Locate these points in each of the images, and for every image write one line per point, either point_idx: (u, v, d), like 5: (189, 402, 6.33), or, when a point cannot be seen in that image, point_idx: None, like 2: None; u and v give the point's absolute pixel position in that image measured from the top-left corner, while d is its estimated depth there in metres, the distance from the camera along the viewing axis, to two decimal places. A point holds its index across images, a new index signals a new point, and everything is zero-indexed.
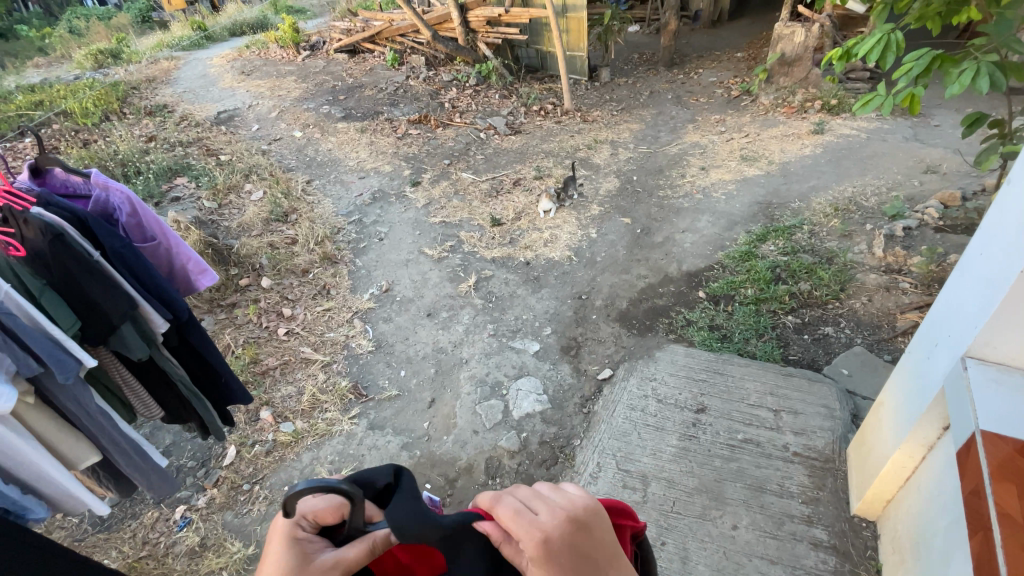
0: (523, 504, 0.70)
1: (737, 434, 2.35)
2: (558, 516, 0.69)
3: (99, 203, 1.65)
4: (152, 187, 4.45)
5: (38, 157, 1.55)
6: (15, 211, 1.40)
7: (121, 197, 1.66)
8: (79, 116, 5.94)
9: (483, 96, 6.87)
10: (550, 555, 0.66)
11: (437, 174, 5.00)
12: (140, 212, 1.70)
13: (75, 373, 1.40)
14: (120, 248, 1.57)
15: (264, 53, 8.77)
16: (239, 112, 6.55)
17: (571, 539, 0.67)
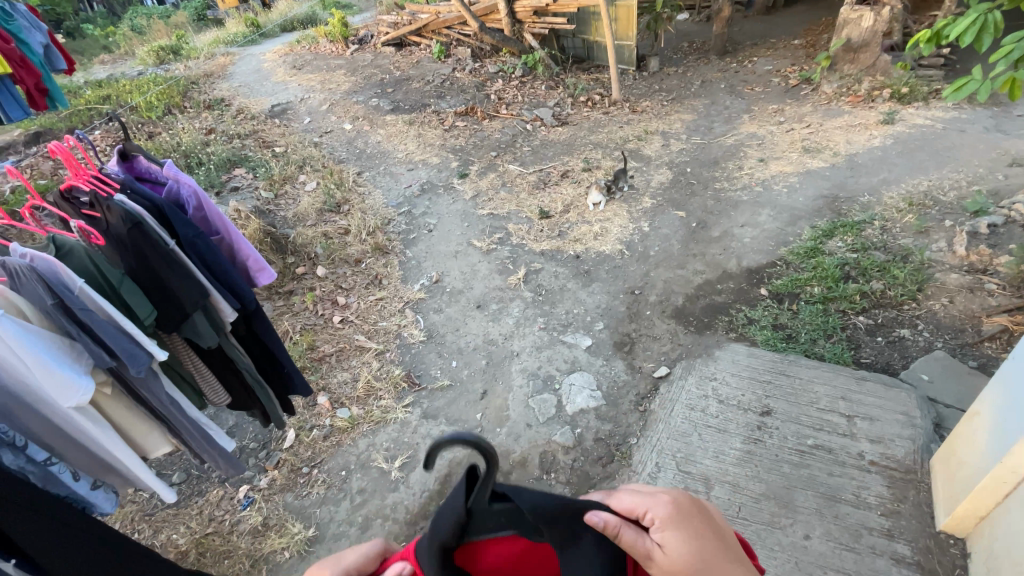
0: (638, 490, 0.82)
1: (804, 440, 2.23)
2: (673, 493, 0.83)
3: (171, 194, 1.55)
4: (213, 177, 4.61)
5: (124, 144, 1.50)
6: (99, 197, 1.37)
7: (191, 189, 1.54)
8: (144, 110, 6.22)
9: (529, 87, 6.80)
10: (675, 521, 0.77)
11: (484, 166, 4.98)
12: (207, 204, 1.57)
13: (147, 367, 1.33)
14: (193, 238, 1.50)
15: (315, 48, 8.97)
16: (291, 105, 6.72)
17: (687, 508, 0.80)
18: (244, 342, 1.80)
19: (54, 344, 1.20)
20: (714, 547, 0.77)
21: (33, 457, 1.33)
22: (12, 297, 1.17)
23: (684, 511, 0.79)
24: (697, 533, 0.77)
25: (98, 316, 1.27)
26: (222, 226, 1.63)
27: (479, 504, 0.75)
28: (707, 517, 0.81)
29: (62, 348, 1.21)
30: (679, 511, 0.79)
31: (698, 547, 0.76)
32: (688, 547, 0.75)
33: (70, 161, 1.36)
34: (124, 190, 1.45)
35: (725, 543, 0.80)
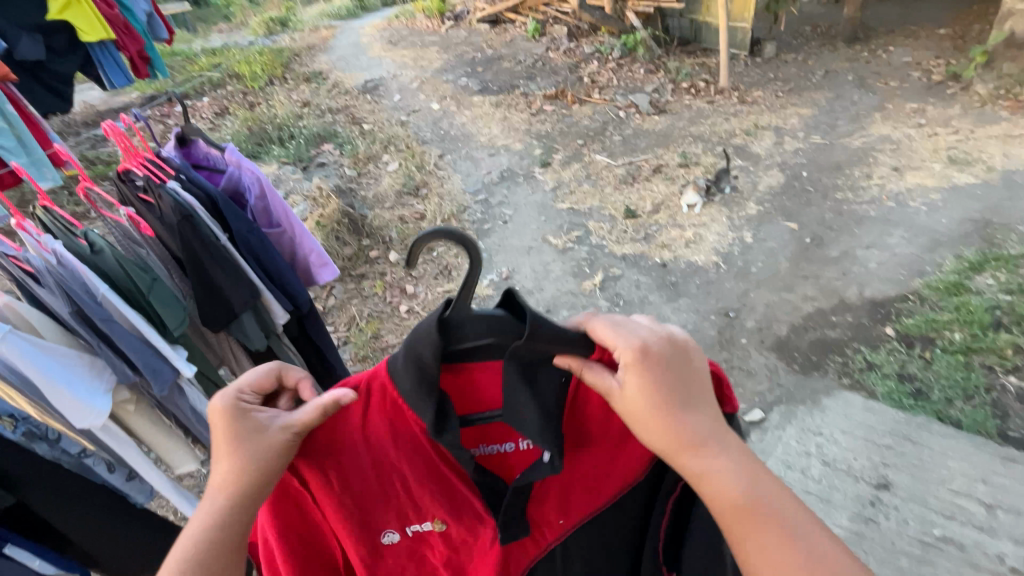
0: (617, 325, 0.81)
1: (933, 531, 1.82)
2: (657, 337, 0.81)
3: (232, 181, 1.43)
4: (302, 151, 4.69)
5: (185, 125, 1.41)
6: (152, 183, 1.28)
7: (252, 176, 1.40)
8: (248, 80, 6.48)
9: (626, 71, 6.34)
10: (640, 364, 0.78)
11: (569, 155, 4.69)
12: (268, 194, 1.43)
13: (171, 384, 1.28)
14: (245, 234, 1.38)
15: (411, 23, 8.98)
16: (383, 81, 6.75)
17: (666, 350, 0.80)
18: (296, 342, 1.71)
19: (68, 365, 1.14)
20: (684, 385, 0.79)
21: (68, 448, 1.36)
22: (20, 309, 1.11)
23: (656, 353, 0.79)
24: (668, 374, 0.79)
25: (121, 327, 1.20)
26: (284, 218, 1.48)
27: (457, 315, 0.82)
28: (686, 360, 0.80)
29: (77, 366, 1.14)
30: (652, 354, 0.79)
31: (658, 390, 0.78)
32: (648, 389, 0.78)
33: (123, 143, 1.30)
34: (179, 177, 1.35)
35: (698, 387, 0.81)
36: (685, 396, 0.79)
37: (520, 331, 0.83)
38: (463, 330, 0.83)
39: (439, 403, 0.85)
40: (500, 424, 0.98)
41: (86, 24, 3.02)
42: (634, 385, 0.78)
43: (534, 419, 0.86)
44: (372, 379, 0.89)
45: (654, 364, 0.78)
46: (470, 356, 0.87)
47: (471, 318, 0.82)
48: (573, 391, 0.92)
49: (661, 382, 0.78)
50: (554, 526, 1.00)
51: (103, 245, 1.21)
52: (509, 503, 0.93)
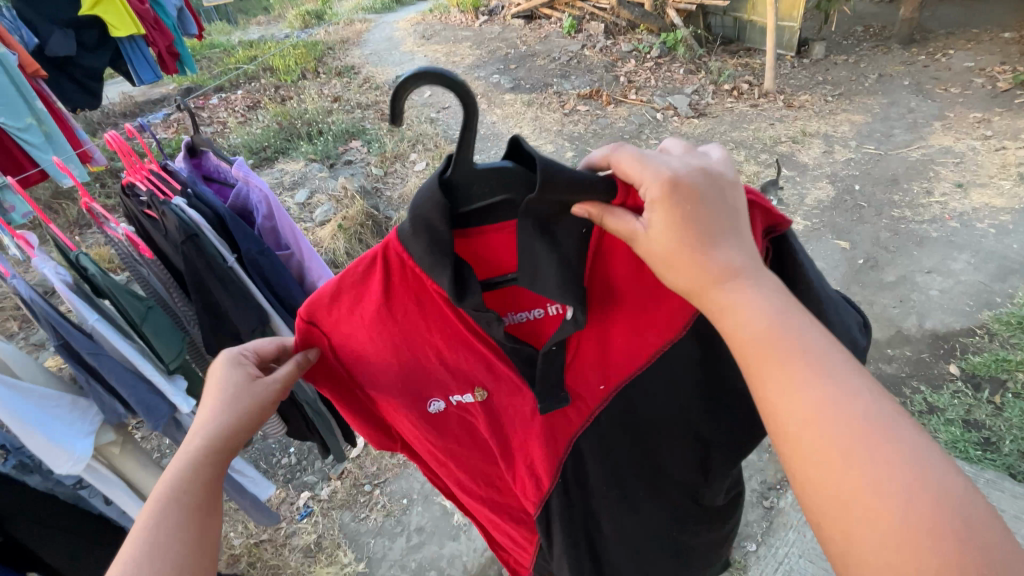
0: (642, 154, 0.69)
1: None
2: (691, 168, 0.69)
3: (239, 198, 1.32)
4: (330, 148, 4.62)
5: (195, 139, 1.32)
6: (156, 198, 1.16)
7: (260, 194, 1.29)
8: (282, 74, 6.47)
9: (665, 71, 6.09)
10: (670, 198, 0.66)
11: None
12: (276, 214, 1.32)
13: (164, 420, 1.27)
14: (256, 254, 1.25)
15: (445, 18, 8.87)
16: (414, 77, 6.65)
17: (701, 182, 0.68)
18: None
19: (45, 405, 1.14)
20: (720, 222, 0.68)
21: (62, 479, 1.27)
22: None
23: (688, 185, 0.67)
24: (698, 213, 0.67)
25: (110, 359, 1.17)
26: (294, 240, 1.37)
27: (462, 173, 0.73)
28: (723, 191, 0.68)
29: (58, 411, 1.16)
30: (682, 187, 0.67)
31: (687, 229, 0.67)
32: (677, 224, 0.66)
33: (127, 156, 1.21)
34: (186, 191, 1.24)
35: (737, 221, 0.69)
36: (717, 229, 0.68)
37: (532, 181, 0.74)
38: (469, 190, 0.74)
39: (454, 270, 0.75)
40: (523, 291, 0.89)
41: (116, 19, 3.00)
42: (657, 226, 0.68)
43: (552, 274, 0.77)
44: (386, 250, 0.80)
45: (684, 198, 0.67)
46: (469, 224, 0.78)
47: (472, 173, 0.72)
48: (595, 245, 0.82)
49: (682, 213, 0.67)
50: (594, 393, 0.92)
51: (98, 270, 1.18)
52: (545, 367, 0.84)
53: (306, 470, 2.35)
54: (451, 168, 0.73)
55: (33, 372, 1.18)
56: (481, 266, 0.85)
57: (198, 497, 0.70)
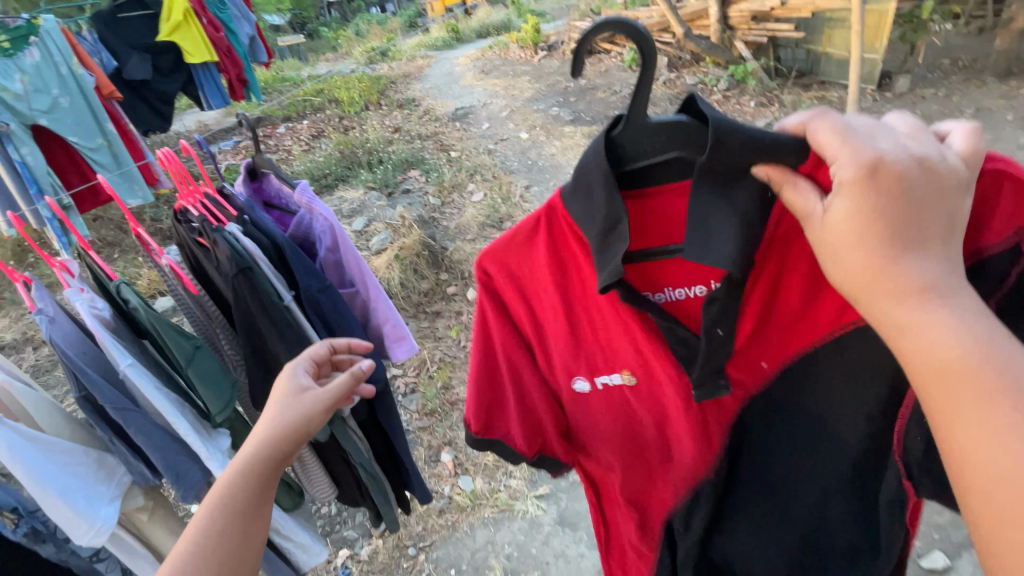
0: (853, 129, 0.60)
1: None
2: (907, 158, 0.56)
3: (299, 227, 1.14)
4: (389, 176, 4.58)
5: (255, 160, 1.15)
6: (208, 226, 0.98)
7: (324, 223, 1.11)
8: (346, 105, 6.63)
9: (733, 103, 5.81)
10: (862, 185, 0.56)
11: None
12: (341, 247, 1.13)
13: (196, 489, 1.07)
14: (318, 292, 1.04)
15: (504, 53, 8.98)
16: (473, 109, 6.66)
17: (917, 179, 0.56)
18: (365, 427, 1.27)
19: (68, 464, 0.98)
20: (918, 230, 0.55)
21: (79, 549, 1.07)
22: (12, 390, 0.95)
23: (894, 177, 0.55)
24: (893, 211, 0.55)
25: (138, 416, 0.99)
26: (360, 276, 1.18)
27: (636, 131, 0.74)
28: (936, 190, 0.56)
29: (79, 470, 0.99)
30: (881, 180, 0.55)
31: (868, 226, 0.55)
32: (860, 220, 0.56)
33: (179, 176, 1.04)
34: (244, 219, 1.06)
35: (941, 231, 0.56)
36: (920, 230, 0.55)
37: (702, 144, 0.73)
38: (640, 148, 0.75)
39: (608, 216, 0.75)
40: (679, 264, 0.88)
41: (191, 47, 3.08)
42: (839, 212, 0.57)
43: (728, 242, 0.72)
44: (552, 214, 0.84)
45: (881, 191, 0.55)
46: (643, 181, 0.80)
47: (644, 129, 0.73)
48: (774, 225, 0.80)
49: (881, 209, 0.55)
50: (757, 368, 0.92)
51: (140, 302, 0.98)
52: (707, 353, 0.83)
53: (346, 523, 2.13)
54: (625, 126, 0.74)
55: (60, 419, 1.02)
56: (654, 230, 0.86)
57: (242, 501, 0.74)
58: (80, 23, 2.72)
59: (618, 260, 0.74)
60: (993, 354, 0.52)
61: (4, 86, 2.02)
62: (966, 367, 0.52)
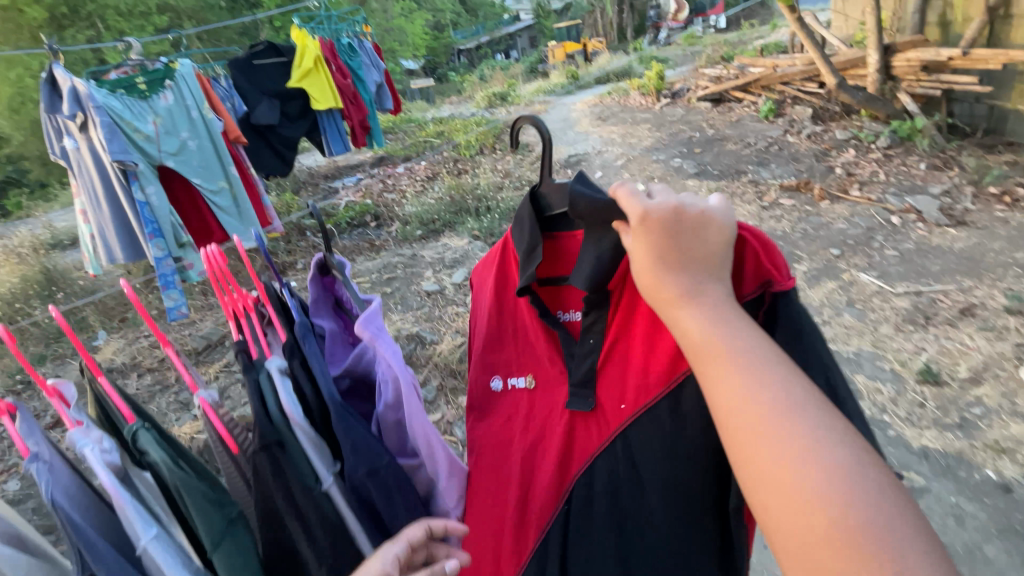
0: (638, 190, 0.65)
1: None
2: (670, 205, 0.62)
3: (359, 362, 0.86)
4: (495, 224, 4.42)
5: (320, 265, 0.92)
6: (245, 366, 0.75)
7: (386, 375, 0.81)
8: (462, 148, 6.74)
9: (897, 164, 4.95)
10: (640, 229, 0.63)
11: (821, 267, 3.53)
12: (405, 406, 0.83)
13: None
14: (366, 479, 0.74)
15: (624, 99, 8.73)
16: (587, 156, 6.42)
17: (675, 224, 0.62)
18: None
19: None
20: (681, 263, 0.62)
21: None
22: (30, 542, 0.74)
23: (658, 222, 0.62)
24: (665, 254, 0.62)
25: None
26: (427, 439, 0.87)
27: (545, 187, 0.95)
28: (691, 232, 0.62)
29: None
30: (651, 225, 0.62)
31: (648, 262, 0.62)
32: (643, 258, 0.63)
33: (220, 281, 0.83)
34: (297, 348, 0.80)
35: (700, 262, 0.62)
36: (684, 262, 0.62)
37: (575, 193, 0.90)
38: (550, 201, 0.96)
39: (529, 245, 0.94)
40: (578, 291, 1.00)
41: (318, 93, 3.13)
42: (632, 248, 0.64)
43: (585, 265, 0.87)
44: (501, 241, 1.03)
45: (649, 236, 0.62)
46: (555, 227, 0.99)
47: (552, 187, 0.94)
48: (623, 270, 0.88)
49: (651, 248, 0.62)
50: (616, 411, 0.90)
51: (166, 455, 0.73)
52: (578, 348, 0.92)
53: None
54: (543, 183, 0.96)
55: None
56: (560, 261, 1.01)
57: None
58: (218, 70, 2.88)
59: (531, 270, 0.93)
60: (722, 339, 0.57)
61: (138, 128, 2.09)
62: (700, 347, 0.58)
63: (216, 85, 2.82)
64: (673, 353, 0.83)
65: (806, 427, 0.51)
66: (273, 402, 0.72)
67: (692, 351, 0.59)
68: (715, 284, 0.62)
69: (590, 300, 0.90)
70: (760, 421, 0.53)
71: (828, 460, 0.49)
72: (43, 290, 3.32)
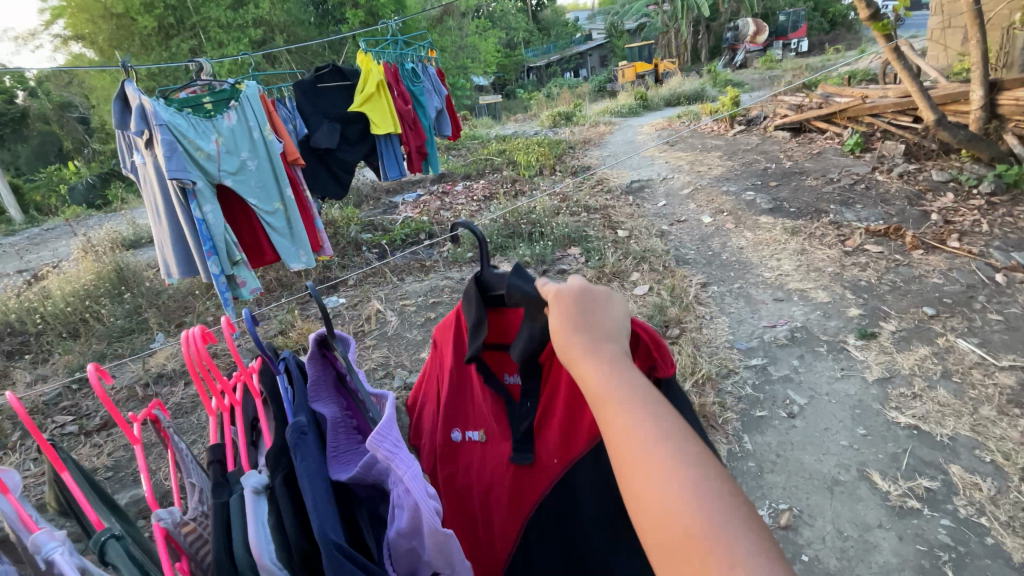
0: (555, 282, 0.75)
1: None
2: (576, 288, 0.71)
3: (370, 472, 0.76)
4: (547, 252, 4.28)
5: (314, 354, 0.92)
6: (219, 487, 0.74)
7: (398, 496, 0.72)
8: (522, 169, 6.68)
9: (1006, 213, 4.39)
10: (554, 302, 0.71)
11: (909, 328, 3.12)
12: (424, 531, 0.73)
13: None
14: None
15: (694, 124, 8.40)
16: (650, 183, 6.17)
17: (581, 302, 0.70)
18: None
19: None
20: (588, 328, 0.68)
21: None
22: None
23: (568, 298, 0.71)
24: (574, 322, 0.69)
25: None
26: (443, 560, 0.77)
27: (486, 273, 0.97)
28: (597, 306, 0.70)
29: None
30: (562, 300, 0.70)
31: (559, 328, 0.69)
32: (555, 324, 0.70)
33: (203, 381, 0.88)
34: (284, 456, 0.75)
35: (604, 328, 0.69)
36: (592, 326, 0.68)
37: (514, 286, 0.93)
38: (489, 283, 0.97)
39: (474, 319, 0.97)
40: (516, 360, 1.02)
41: (378, 118, 3.15)
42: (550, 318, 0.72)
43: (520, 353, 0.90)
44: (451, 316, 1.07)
45: (560, 309, 0.70)
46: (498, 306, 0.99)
47: (492, 274, 0.95)
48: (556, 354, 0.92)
49: (562, 318, 0.69)
50: (552, 464, 0.98)
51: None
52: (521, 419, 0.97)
53: None
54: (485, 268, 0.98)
55: None
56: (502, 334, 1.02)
57: None
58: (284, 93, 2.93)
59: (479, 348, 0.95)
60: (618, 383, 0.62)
61: (200, 146, 2.12)
62: (599, 398, 0.62)
63: (280, 107, 2.87)
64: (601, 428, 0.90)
65: (685, 462, 0.54)
66: (241, 535, 0.70)
67: (593, 405, 0.63)
68: (617, 346, 0.67)
69: (524, 369, 0.94)
70: (643, 457, 0.56)
71: (699, 489, 0.52)
72: (115, 291, 3.52)
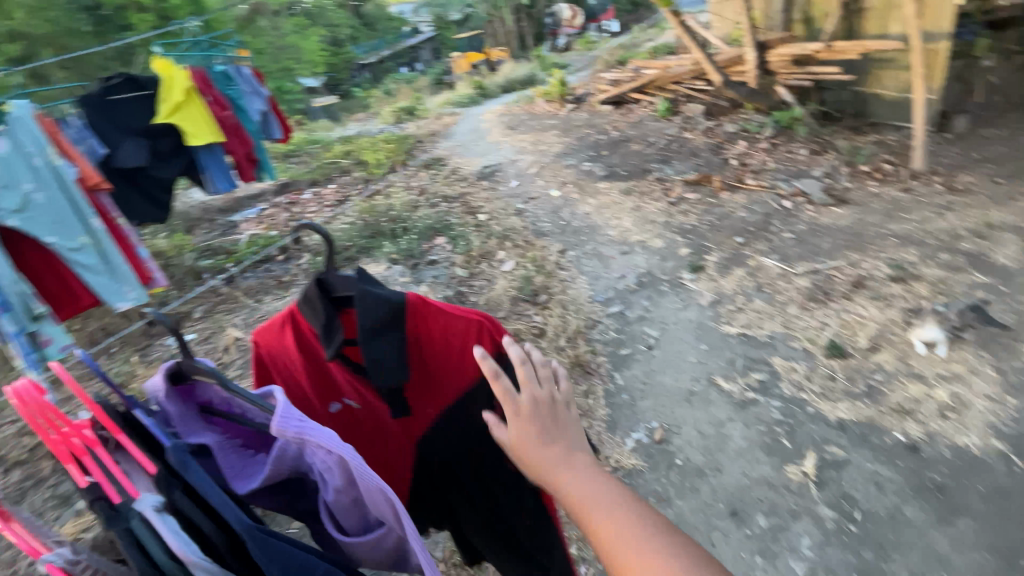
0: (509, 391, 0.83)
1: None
2: (531, 399, 0.81)
3: (283, 456, 0.83)
4: (413, 246, 4.26)
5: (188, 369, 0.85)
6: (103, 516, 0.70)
7: (325, 463, 0.79)
8: (371, 168, 6.48)
9: (781, 153, 5.38)
10: (518, 418, 0.81)
11: (727, 256, 3.71)
12: (356, 485, 0.80)
13: None
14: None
15: (531, 106, 8.84)
16: (500, 166, 6.40)
17: (541, 415, 0.81)
18: None
19: None
20: (551, 437, 0.80)
21: None
22: None
23: (529, 411, 0.81)
24: (539, 433, 0.80)
25: None
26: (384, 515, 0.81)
27: (328, 274, 0.99)
28: (555, 414, 0.82)
29: None
30: (528, 414, 0.81)
31: (529, 442, 0.80)
32: (523, 438, 0.80)
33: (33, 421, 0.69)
34: (173, 476, 0.75)
35: (562, 435, 0.81)
36: (555, 438, 0.80)
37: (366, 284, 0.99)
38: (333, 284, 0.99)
39: (325, 322, 0.98)
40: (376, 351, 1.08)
41: (193, 127, 2.87)
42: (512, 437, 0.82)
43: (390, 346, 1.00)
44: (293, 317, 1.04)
45: (525, 426, 0.80)
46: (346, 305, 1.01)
47: (334, 277, 0.97)
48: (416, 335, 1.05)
49: (529, 431, 0.80)
50: (425, 415, 1.16)
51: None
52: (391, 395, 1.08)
53: None
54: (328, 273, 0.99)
55: None
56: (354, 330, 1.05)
57: None
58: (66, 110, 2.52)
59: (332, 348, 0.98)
60: (592, 489, 0.75)
61: None
62: (576, 503, 0.75)
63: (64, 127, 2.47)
64: (460, 382, 1.13)
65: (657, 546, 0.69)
66: (160, 547, 0.69)
67: (572, 508, 0.76)
68: (578, 450, 0.81)
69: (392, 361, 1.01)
70: (621, 545, 0.70)
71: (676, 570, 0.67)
72: None
